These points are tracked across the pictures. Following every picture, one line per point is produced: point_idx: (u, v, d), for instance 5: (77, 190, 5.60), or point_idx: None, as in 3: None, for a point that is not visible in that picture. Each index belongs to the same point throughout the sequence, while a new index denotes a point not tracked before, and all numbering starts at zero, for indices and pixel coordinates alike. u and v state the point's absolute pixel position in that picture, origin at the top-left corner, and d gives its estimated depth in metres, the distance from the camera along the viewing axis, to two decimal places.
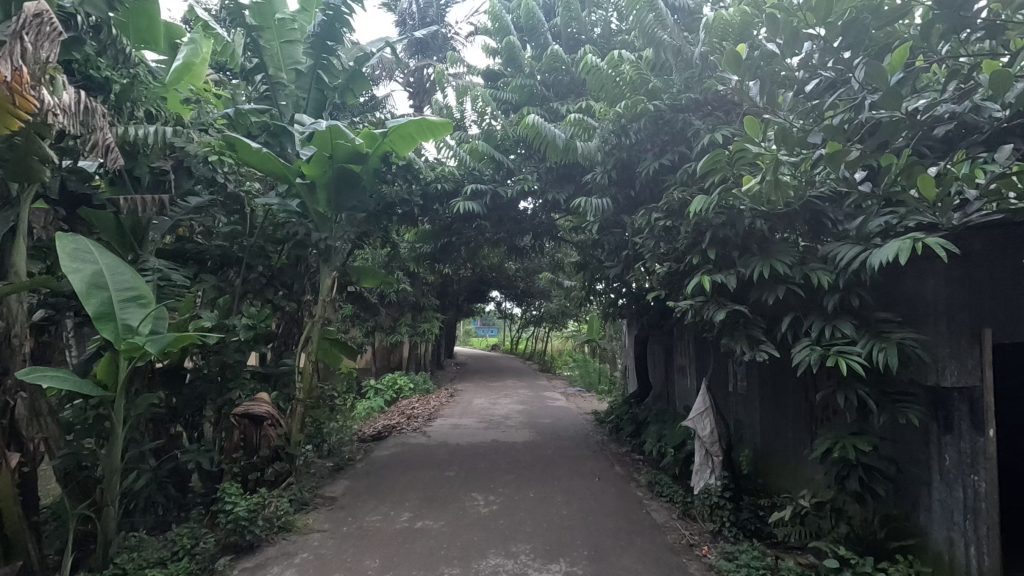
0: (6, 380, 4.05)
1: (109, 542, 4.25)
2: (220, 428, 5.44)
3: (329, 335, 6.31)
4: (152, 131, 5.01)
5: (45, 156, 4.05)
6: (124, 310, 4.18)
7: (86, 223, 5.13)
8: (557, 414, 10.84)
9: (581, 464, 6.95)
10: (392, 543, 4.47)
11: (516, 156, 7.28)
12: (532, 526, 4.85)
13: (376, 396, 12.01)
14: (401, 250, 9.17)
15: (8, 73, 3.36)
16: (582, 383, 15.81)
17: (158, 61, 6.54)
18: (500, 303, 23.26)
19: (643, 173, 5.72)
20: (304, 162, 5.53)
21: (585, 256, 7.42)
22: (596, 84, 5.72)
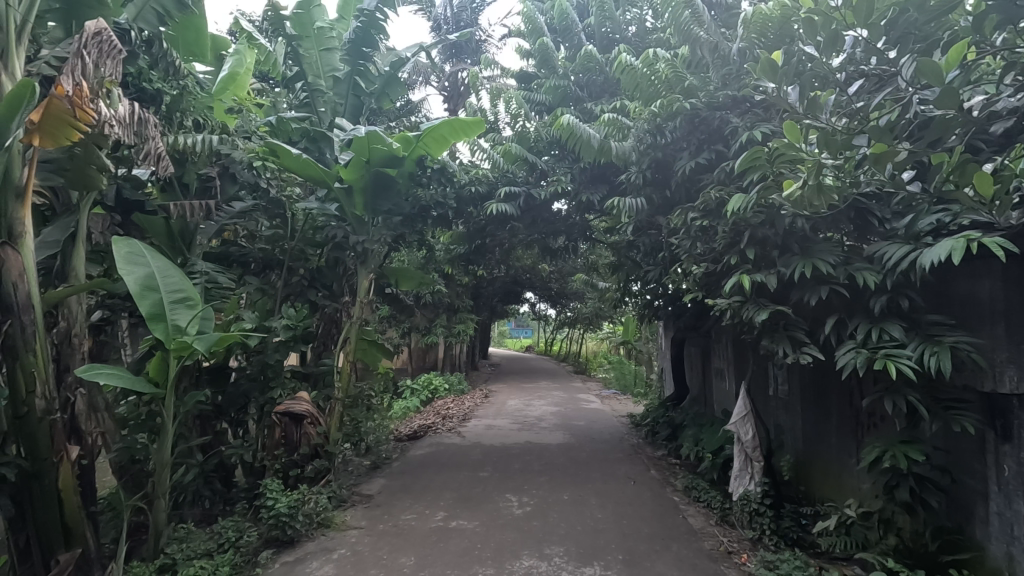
0: (67, 377, 4.31)
1: (159, 534, 4.44)
2: (262, 426, 5.57)
3: (367, 336, 6.40)
4: (200, 139, 5.22)
5: (102, 165, 4.28)
6: (174, 311, 4.36)
7: (140, 228, 5.41)
8: (591, 416, 10.76)
9: (615, 467, 6.88)
10: (427, 542, 4.53)
11: (549, 158, 7.27)
12: (566, 528, 4.83)
13: (412, 396, 12.18)
14: (436, 252, 9.29)
15: (70, 88, 3.59)
16: (617, 386, 15.67)
17: (206, 73, 6.84)
18: (534, 305, 23.28)
19: (679, 173, 5.63)
20: (342, 167, 5.63)
21: (619, 257, 7.36)
22: (630, 84, 5.67)
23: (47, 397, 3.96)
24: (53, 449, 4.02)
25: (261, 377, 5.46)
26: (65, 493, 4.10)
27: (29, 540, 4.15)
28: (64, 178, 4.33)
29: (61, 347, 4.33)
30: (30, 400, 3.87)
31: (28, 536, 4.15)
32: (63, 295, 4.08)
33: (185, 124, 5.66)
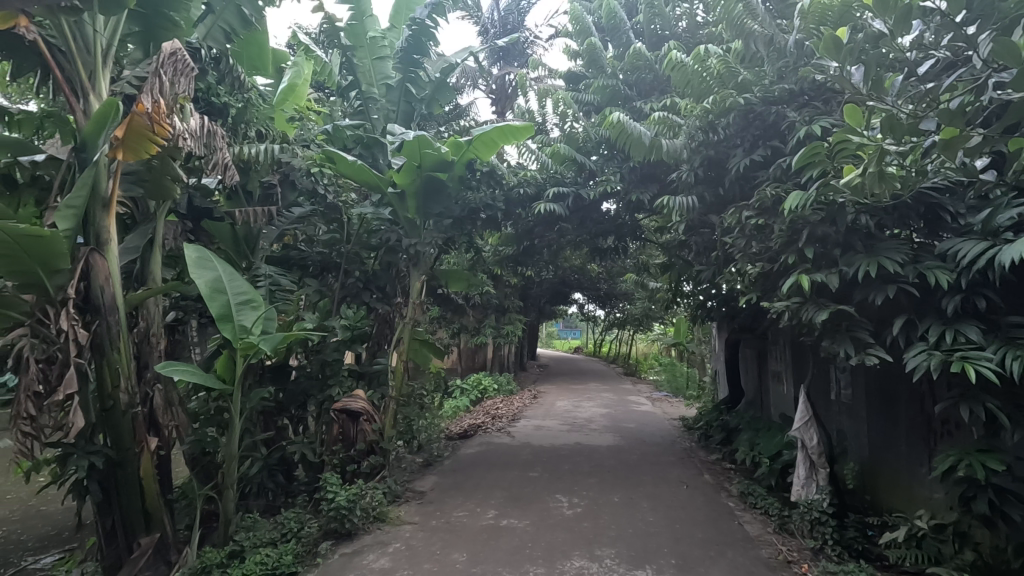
0: (146, 373, 4.64)
1: (228, 522, 4.71)
2: (321, 423, 5.86)
3: (419, 336, 6.58)
4: (263, 149, 5.59)
5: (176, 175, 4.59)
6: (240, 311, 4.62)
7: (208, 234, 5.76)
8: (641, 418, 10.60)
9: (667, 471, 6.75)
10: (478, 539, 4.59)
11: (598, 157, 7.20)
12: (617, 530, 4.79)
13: (462, 396, 12.35)
14: (485, 253, 9.39)
15: (149, 104, 3.89)
16: (668, 387, 15.37)
17: (267, 85, 7.20)
18: (582, 306, 23.13)
19: (733, 170, 5.47)
20: (394, 172, 5.79)
21: (670, 256, 7.25)
22: (680, 80, 5.57)
23: (129, 391, 4.29)
24: (134, 440, 4.35)
25: (321, 375, 5.69)
26: (145, 481, 4.42)
27: (114, 524, 4.52)
28: (142, 188, 4.67)
29: (140, 346, 4.66)
30: (115, 394, 4.22)
31: (113, 520, 4.52)
32: (141, 297, 4.39)
33: (249, 135, 5.99)
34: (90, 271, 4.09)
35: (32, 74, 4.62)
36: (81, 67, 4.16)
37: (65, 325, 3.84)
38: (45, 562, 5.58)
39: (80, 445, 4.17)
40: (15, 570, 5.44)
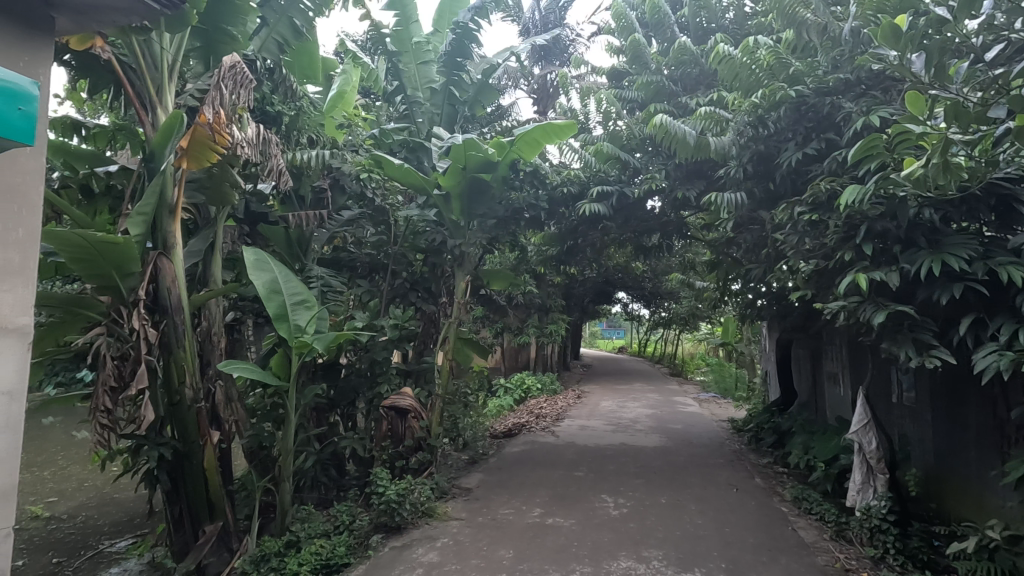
0: (208, 370, 4.90)
1: (285, 513, 4.92)
2: (370, 419, 6.00)
3: (463, 335, 6.67)
4: (314, 155, 5.89)
5: (235, 182, 4.83)
6: (295, 311, 4.81)
7: (264, 237, 6.03)
8: (688, 419, 10.38)
9: (716, 473, 6.60)
10: (525, 536, 4.63)
11: (642, 155, 7.11)
12: (664, 532, 4.73)
13: (506, 395, 12.43)
14: (528, 253, 9.42)
15: (211, 115, 4.11)
16: (716, 388, 14.99)
17: (317, 93, 7.45)
18: (626, 305, 22.83)
19: (785, 164, 5.30)
20: (440, 174, 5.89)
21: (718, 254, 7.09)
22: (728, 74, 5.44)
23: (194, 387, 4.54)
24: (199, 433, 4.61)
25: (370, 372, 5.86)
26: (209, 472, 4.68)
27: (181, 512, 4.80)
28: (204, 195, 4.91)
29: (203, 344, 4.93)
30: (181, 390, 4.49)
31: (181, 508, 4.79)
32: (205, 298, 4.65)
33: (301, 141, 6.28)
34: (158, 274, 4.35)
35: (106, 91, 4.96)
36: (150, 83, 4.44)
37: (137, 325, 4.10)
38: (120, 546, 5.99)
39: (151, 437, 4.44)
40: (94, 552, 5.86)
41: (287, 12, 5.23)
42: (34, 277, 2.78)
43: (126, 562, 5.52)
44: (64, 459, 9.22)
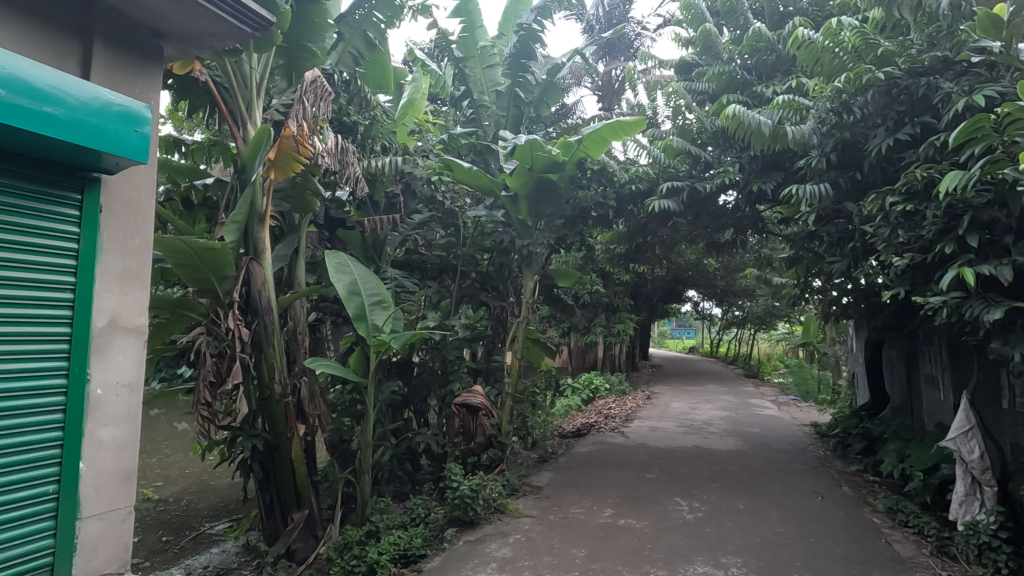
0: (294, 366, 5.23)
1: (365, 504, 5.16)
2: (442, 416, 6.17)
3: (531, 335, 6.68)
4: (387, 161, 6.17)
5: (316, 189, 5.12)
6: (373, 311, 5.04)
7: (342, 241, 6.36)
8: (766, 423, 9.90)
9: (798, 480, 6.28)
10: (597, 536, 4.60)
11: (714, 148, 6.86)
12: (742, 538, 4.56)
13: (574, 395, 12.39)
14: (596, 252, 9.33)
15: (295, 128, 4.38)
16: (796, 391, 14.19)
17: (389, 101, 7.76)
18: (696, 304, 22.11)
19: (873, 153, 4.98)
20: (507, 175, 5.95)
21: (798, 249, 6.74)
22: (807, 58, 5.14)
23: (282, 383, 4.85)
24: (287, 426, 4.92)
25: (442, 371, 6.04)
26: (296, 463, 5.00)
27: (272, 499, 5.16)
28: (289, 203, 5.24)
29: (290, 342, 5.27)
30: (271, 385, 4.80)
31: (272, 495, 5.15)
32: (291, 299, 4.96)
33: (374, 149, 6.66)
34: (251, 277, 4.67)
35: (203, 110, 5.39)
36: (241, 100, 4.79)
37: (232, 324, 4.42)
38: (218, 529, 6.50)
39: (245, 429, 4.82)
40: (197, 533, 6.40)
41: (361, 26, 5.50)
42: (148, 281, 3.06)
43: (224, 544, 5.99)
44: (169, 447, 10.13)
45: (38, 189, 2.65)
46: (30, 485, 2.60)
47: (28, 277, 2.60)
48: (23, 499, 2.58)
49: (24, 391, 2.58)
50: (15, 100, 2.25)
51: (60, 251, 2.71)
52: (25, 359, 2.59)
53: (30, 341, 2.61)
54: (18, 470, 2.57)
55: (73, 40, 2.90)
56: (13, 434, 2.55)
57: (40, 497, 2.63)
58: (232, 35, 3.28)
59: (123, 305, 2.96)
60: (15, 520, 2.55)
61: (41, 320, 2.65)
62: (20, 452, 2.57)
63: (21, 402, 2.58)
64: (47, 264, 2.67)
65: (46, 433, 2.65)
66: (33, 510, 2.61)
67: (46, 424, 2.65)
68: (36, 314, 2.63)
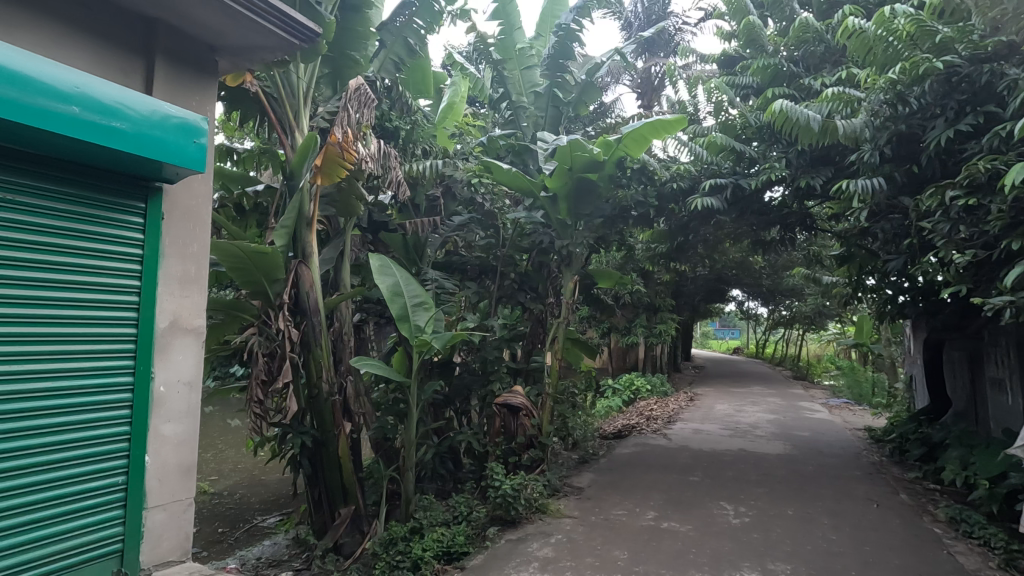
0: (341, 365, 5.38)
1: (409, 501, 5.27)
2: (484, 415, 6.23)
3: (572, 335, 6.66)
4: (428, 165, 6.33)
5: (360, 194, 5.26)
6: (415, 312, 5.13)
7: (385, 243, 6.51)
8: (817, 427, 9.55)
9: (851, 487, 6.03)
10: (640, 539, 4.55)
11: (759, 144, 6.67)
12: (793, 545, 4.42)
13: (614, 396, 12.29)
14: (636, 251, 9.23)
15: (341, 135, 4.51)
16: (848, 394, 13.62)
17: (429, 106, 7.90)
18: (741, 304, 21.54)
19: (931, 145, 4.78)
20: (547, 176, 5.95)
21: (850, 246, 6.48)
22: (858, 48, 4.87)
23: (329, 382, 5.01)
24: (334, 423, 5.08)
25: (483, 371, 6.12)
26: (342, 459, 5.16)
27: (320, 494, 5.33)
28: (334, 208, 5.41)
29: (336, 342, 5.43)
30: (319, 383, 4.97)
31: (320, 491, 5.33)
32: (337, 301, 5.12)
33: (415, 153, 6.79)
34: (299, 280, 4.83)
35: (253, 119, 5.62)
36: (289, 109, 4.97)
37: (282, 325, 4.59)
38: (270, 522, 6.76)
39: (294, 426, 5.01)
40: (250, 526, 6.67)
41: (402, 33, 5.62)
42: (206, 284, 3.22)
43: (275, 536, 6.23)
44: (223, 443, 10.60)
45: (105, 198, 2.81)
46: (103, 475, 2.77)
47: (98, 281, 2.77)
48: (97, 488, 2.75)
49: (97, 387, 2.75)
50: (90, 117, 2.42)
51: (126, 257, 2.88)
52: (97, 358, 2.76)
53: (102, 341, 2.78)
54: (93, 462, 2.74)
55: (138, 58, 3.08)
56: (89, 428, 2.73)
57: (111, 487, 2.81)
58: (280, 46, 3.40)
59: (183, 307, 3.13)
60: (91, 508, 2.73)
61: (110, 321, 2.82)
62: (95, 444, 2.75)
63: (95, 398, 2.75)
64: (115, 268, 2.84)
65: (118, 427, 2.83)
66: (106, 499, 2.78)
67: (117, 419, 2.83)
68: (107, 315, 2.80)
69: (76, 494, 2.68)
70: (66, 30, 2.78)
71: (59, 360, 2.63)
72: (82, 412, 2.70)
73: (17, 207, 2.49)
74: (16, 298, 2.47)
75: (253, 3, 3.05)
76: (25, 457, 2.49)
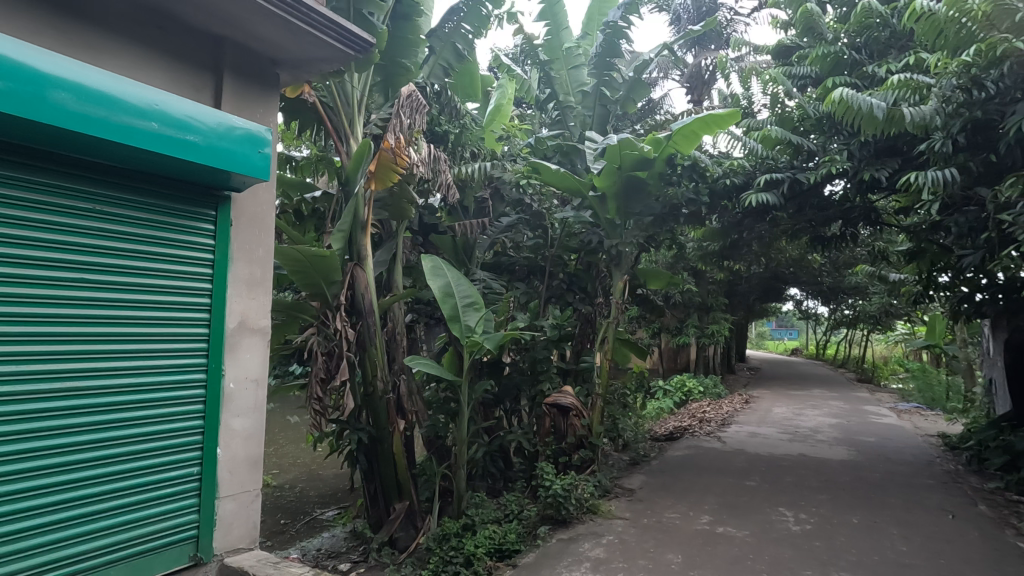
0: (394, 364, 5.54)
1: (461, 498, 5.36)
2: (533, 415, 6.26)
3: (622, 336, 6.59)
4: (477, 168, 6.45)
5: (411, 198, 5.41)
6: (466, 312, 5.22)
7: (435, 245, 6.66)
8: (884, 432, 9.06)
9: (922, 496, 5.69)
10: (694, 543, 4.46)
11: (817, 136, 6.41)
12: (859, 556, 4.22)
13: (665, 397, 12.07)
14: (688, 250, 9.04)
15: (393, 141, 4.66)
16: (920, 398, 12.84)
17: (477, 109, 8.03)
18: (800, 303, 20.69)
19: (1011, 132, 4.45)
20: (595, 175, 5.91)
21: (918, 242, 6.13)
22: (927, 31, 4.61)
23: (384, 380, 5.18)
24: (389, 421, 5.25)
25: (532, 371, 6.17)
26: (396, 456, 5.33)
27: (376, 489, 5.52)
28: (387, 212, 5.57)
29: (390, 342, 5.60)
30: (374, 382, 5.14)
31: (375, 486, 5.51)
32: (390, 301, 5.26)
33: (464, 156, 6.92)
34: (355, 282, 5.00)
35: (310, 128, 5.86)
36: (344, 117, 5.16)
37: (339, 325, 4.77)
38: (328, 515, 7.03)
39: (351, 423, 5.21)
40: (310, 518, 6.95)
41: (451, 38, 5.72)
42: (270, 287, 3.40)
43: (334, 529, 6.47)
44: (284, 438, 11.09)
45: (137, 198, 2.84)
46: (145, 472, 2.83)
47: (126, 281, 2.78)
48: (139, 485, 2.81)
49: (135, 386, 2.80)
50: (167, 132, 2.61)
51: (165, 258, 2.94)
52: (152, 357, 2.87)
53: (132, 340, 2.81)
54: (134, 459, 2.79)
55: (208, 74, 3.28)
56: (128, 425, 2.78)
57: (153, 484, 2.86)
58: (337, 58, 3.56)
59: (250, 308, 3.32)
60: (150, 501, 2.84)
61: (142, 321, 2.84)
62: (149, 440, 2.85)
63: (132, 396, 2.79)
64: (144, 268, 2.86)
65: (170, 424, 2.93)
66: (148, 495, 2.84)
67: (152, 417, 2.87)
68: (143, 315, 2.85)
69: (118, 491, 2.73)
70: (146, 52, 3.00)
71: (84, 361, 2.62)
72: (122, 410, 2.76)
73: (42, 208, 2.51)
74: (42, 298, 2.50)
75: (312, 18, 3.21)
76: (62, 454, 2.54)
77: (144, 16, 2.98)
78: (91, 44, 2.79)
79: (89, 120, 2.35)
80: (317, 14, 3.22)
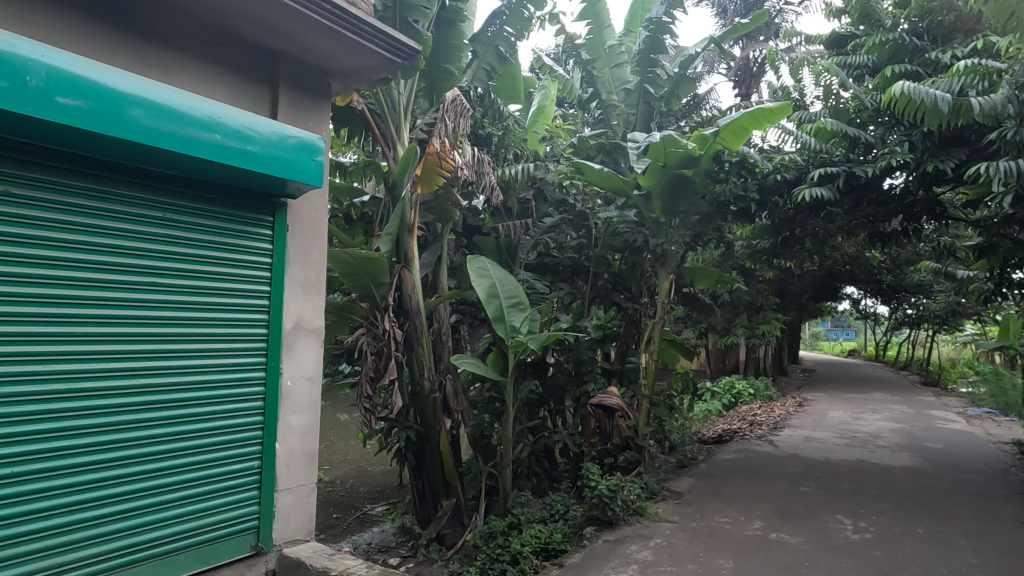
0: (440, 364, 5.64)
1: (506, 496, 5.41)
2: (578, 416, 6.24)
3: (668, 336, 6.49)
4: (520, 169, 6.50)
5: (456, 200, 5.49)
6: (510, 313, 5.27)
7: (480, 246, 6.75)
8: (952, 438, 8.55)
9: (995, 507, 5.36)
10: (746, 549, 4.36)
11: (875, 127, 6.13)
12: (924, 567, 4.02)
13: (714, 400, 11.78)
14: (736, 248, 8.81)
15: (439, 144, 4.76)
16: (992, 403, 12.05)
17: (520, 111, 8.08)
18: (857, 303, 19.78)
19: None
20: (639, 173, 5.75)
21: (989, 236, 5.76)
22: (998, 13, 4.35)
23: (430, 379, 5.29)
24: (436, 419, 5.36)
25: (576, 372, 6.13)
26: (443, 454, 5.43)
27: (424, 486, 5.64)
28: (433, 214, 5.68)
29: (436, 341, 5.71)
30: (421, 381, 5.26)
31: (423, 484, 5.63)
32: (436, 303, 5.35)
33: (508, 157, 6.97)
34: (402, 284, 5.12)
35: (358, 135, 6.04)
36: (391, 123, 5.30)
37: (387, 325, 4.90)
38: (377, 511, 7.23)
39: (399, 421, 5.35)
40: (361, 513, 7.17)
41: (493, 42, 5.77)
42: (324, 289, 3.55)
43: (383, 524, 6.65)
44: (335, 435, 11.46)
45: (205, 207, 3.02)
46: (205, 465, 2.97)
47: (167, 283, 2.84)
48: (200, 477, 2.95)
49: (187, 384, 2.91)
50: (228, 143, 2.77)
51: (227, 262, 3.10)
52: (221, 355, 3.06)
53: (201, 340, 2.98)
54: (186, 454, 2.90)
55: (265, 86, 3.45)
56: (182, 422, 2.89)
57: (197, 480, 2.94)
58: (385, 66, 3.66)
59: (306, 310, 3.46)
60: (216, 491, 3.01)
61: (171, 321, 2.86)
62: (216, 433, 3.02)
63: (204, 392, 2.98)
64: (212, 273, 3.03)
65: (235, 418, 3.10)
66: (209, 487, 2.98)
67: (186, 416, 2.91)
68: (163, 315, 2.83)
69: (162, 486, 2.81)
70: (210, 68, 3.19)
71: (115, 359, 2.65)
72: (151, 409, 2.78)
73: (69, 209, 2.55)
74: (83, 298, 2.57)
75: (361, 29, 3.32)
76: (129, 446, 2.68)
77: (208, 35, 3.17)
78: (162, 63, 2.99)
79: (160, 134, 2.52)
80: (366, 25, 3.32)
